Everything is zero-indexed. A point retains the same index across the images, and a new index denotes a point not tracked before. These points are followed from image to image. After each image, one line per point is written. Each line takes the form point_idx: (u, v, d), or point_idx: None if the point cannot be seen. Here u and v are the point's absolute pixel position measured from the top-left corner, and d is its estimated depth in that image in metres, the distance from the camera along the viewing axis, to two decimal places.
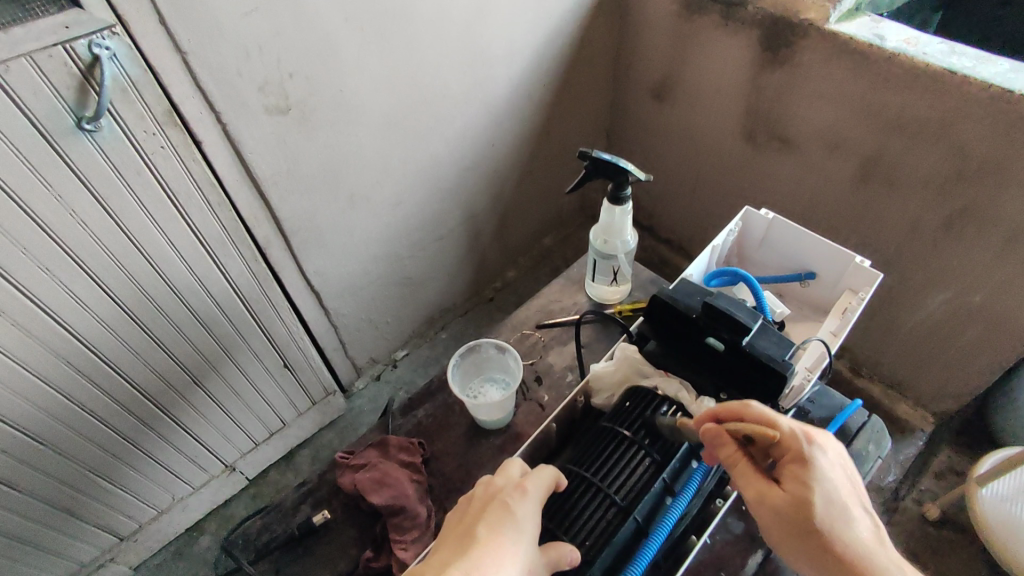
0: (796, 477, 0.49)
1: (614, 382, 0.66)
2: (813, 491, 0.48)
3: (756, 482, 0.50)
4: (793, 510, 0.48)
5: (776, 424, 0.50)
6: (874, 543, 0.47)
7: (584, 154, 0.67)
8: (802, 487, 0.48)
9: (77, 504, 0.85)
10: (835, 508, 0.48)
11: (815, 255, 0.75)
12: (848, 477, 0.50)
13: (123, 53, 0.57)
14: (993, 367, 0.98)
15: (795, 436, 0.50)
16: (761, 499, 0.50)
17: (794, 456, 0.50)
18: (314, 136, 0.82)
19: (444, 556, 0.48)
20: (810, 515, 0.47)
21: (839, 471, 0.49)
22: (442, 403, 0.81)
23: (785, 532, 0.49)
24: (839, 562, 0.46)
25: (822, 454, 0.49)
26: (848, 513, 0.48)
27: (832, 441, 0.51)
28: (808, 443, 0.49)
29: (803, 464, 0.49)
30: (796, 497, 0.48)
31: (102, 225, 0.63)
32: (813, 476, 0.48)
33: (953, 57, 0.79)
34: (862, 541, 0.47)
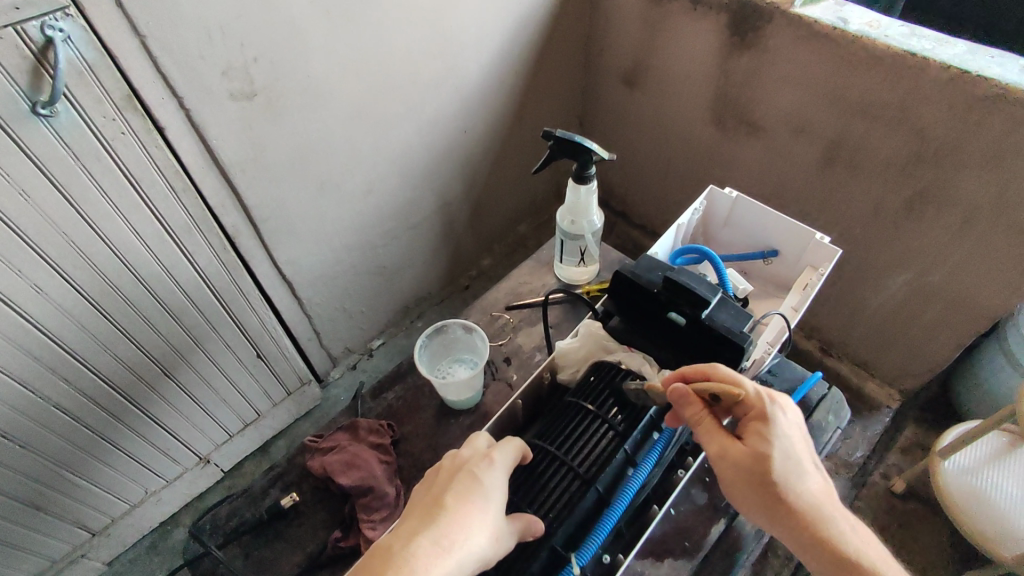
0: (757, 434, 0.53)
1: (579, 358, 0.68)
2: (772, 447, 0.52)
3: (718, 437, 0.54)
4: (753, 463, 0.52)
5: (741, 384, 0.54)
6: (820, 492, 0.53)
7: (547, 133, 0.68)
8: (762, 443, 0.52)
9: (45, 499, 0.84)
10: (790, 461, 0.52)
11: (778, 233, 0.78)
12: (800, 434, 0.54)
13: (77, 36, 0.55)
14: (954, 344, 1.01)
15: (758, 396, 0.54)
16: (722, 453, 0.53)
17: (755, 413, 0.54)
18: (281, 122, 0.81)
19: (412, 526, 0.50)
20: (768, 469, 0.51)
21: (794, 428, 0.54)
22: (411, 385, 0.84)
23: (741, 482, 0.53)
24: (789, 510, 0.51)
25: (782, 413, 0.53)
26: (800, 466, 0.53)
27: (789, 402, 0.56)
28: (770, 402, 0.54)
29: (765, 422, 0.53)
30: (757, 452, 0.52)
31: (62, 215, 0.62)
32: (773, 433, 0.52)
33: (913, 40, 0.81)
34: (810, 491, 0.52)
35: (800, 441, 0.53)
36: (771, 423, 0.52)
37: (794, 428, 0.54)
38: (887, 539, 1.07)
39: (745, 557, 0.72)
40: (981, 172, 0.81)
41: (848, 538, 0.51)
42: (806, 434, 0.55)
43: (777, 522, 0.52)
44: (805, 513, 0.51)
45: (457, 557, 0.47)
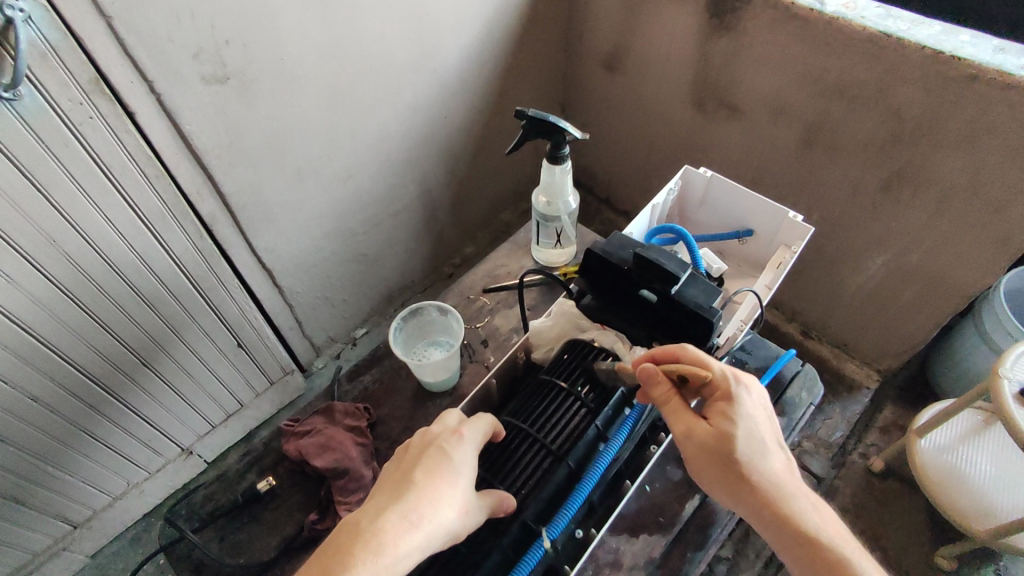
0: (721, 413, 0.55)
1: (551, 337, 0.68)
2: (735, 425, 0.54)
3: (685, 418, 0.55)
4: (716, 441, 0.54)
5: (708, 365, 0.56)
6: (784, 473, 0.54)
7: (519, 113, 0.68)
8: (726, 422, 0.54)
9: (24, 491, 0.83)
10: (753, 440, 0.54)
11: (752, 212, 0.79)
12: (765, 417, 0.56)
13: (40, 17, 0.54)
14: (930, 324, 1.02)
15: (723, 377, 0.56)
16: (689, 432, 0.55)
17: (720, 395, 0.56)
18: (256, 107, 0.80)
19: (380, 501, 0.50)
20: (731, 446, 0.53)
21: (758, 410, 0.56)
22: (388, 368, 0.86)
23: (708, 461, 0.54)
24: (752, 488, 0.52)
25: (746, 394, 0.55)
26: (763, 446, 0.54)
27: (754, 383, 0.58)
28: (734, 383, 0.56)
29: (728, 402, 0.55)
30: (720, 431, 0.54)
31: (31, 202, 0.61)
32: (736, 412, 0.55)
33: (888, 20, 0.81)
34: (772, 469, 0.54)
35: (763, 422, 0.55)
36: (736, 402, 0.55)
37: (758, 410, 0.56)
38: (865, 517, 1.09)
39: (718, 531, 0.73)
40: (956, 152, 0.82)
41: (810, 517, 0.52)
42: (772, 418, 0.57)
43: (742, 502, 0.53)
44: (769, 490, 0.53)
45: (426, 531, 0.47)
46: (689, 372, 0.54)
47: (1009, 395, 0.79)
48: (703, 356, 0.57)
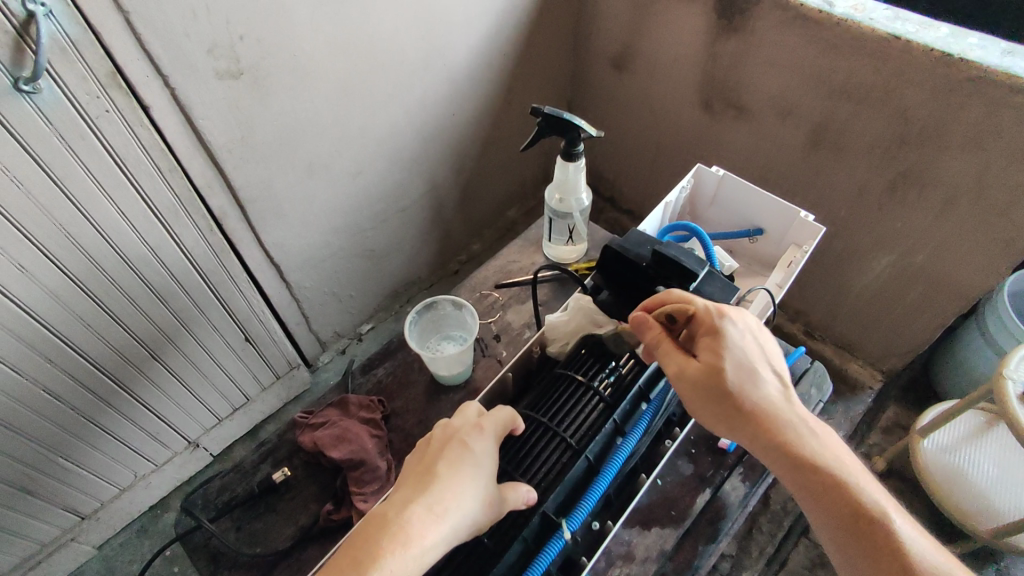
0: (709, 347, 0.56)
1: (566, 332, 0.69)
2: (724, 358, 0.55)
3: (677, 357, 0.56)
4: (707, 376, 0.55)
5: (691, 303, 0.57)
6: (779, 399, 0.55)
7: (536, 111, 0.69)
8: (715, 356, 0.55)
9: (33, 482, 0.83)
10: (744, 370, 0.55)
11: (763, 212, 0.80)
12: (755, 343, 0.57)
13: (60, 11, 0.54)
14: (934, 326, 1.03)
15: (707, 312, 0.57)
16: (681, 370, 0.56)
17: (707, 329, 0.57)
18: (269, 102, 0.80)
19: (405, 493, 0.50)
20: (721, 381, 0.54)
21: (746, 339, 0.56)
22: (401, 362, 0.87)
23: (702, 396, 0.55)
24: (748, 417, 0.54)
25: (732, 324, 0.56)
26: (754, 374, 0.55)
27: (742, 313, 0.58)
28: (718, 316, 0.56)
29: (715, 335, 0.56)
30: (709, 366, 0.55)
31: (47, 195, 0.61)
32: (723, 345, 0.55)
33: (897, 23, 0.82)
34: (766, 397, 0.55)
35: (753, 349, 0.55)
36: (720, 335, 0.55)
37: (747, 338, 0.56)
38: None
39: (729, 525, 0.74)
40: (962, 154, 0.82)
41: (807, 441, 0.53)
42: (765, 343, 0.58)
43: (739, 432, 0.55)
44: (764, 417, 0.54)
45: (450, 523, 0.48)
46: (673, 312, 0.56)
47: (1014, 396, 0.80)
48: (688, 294, 0.58)
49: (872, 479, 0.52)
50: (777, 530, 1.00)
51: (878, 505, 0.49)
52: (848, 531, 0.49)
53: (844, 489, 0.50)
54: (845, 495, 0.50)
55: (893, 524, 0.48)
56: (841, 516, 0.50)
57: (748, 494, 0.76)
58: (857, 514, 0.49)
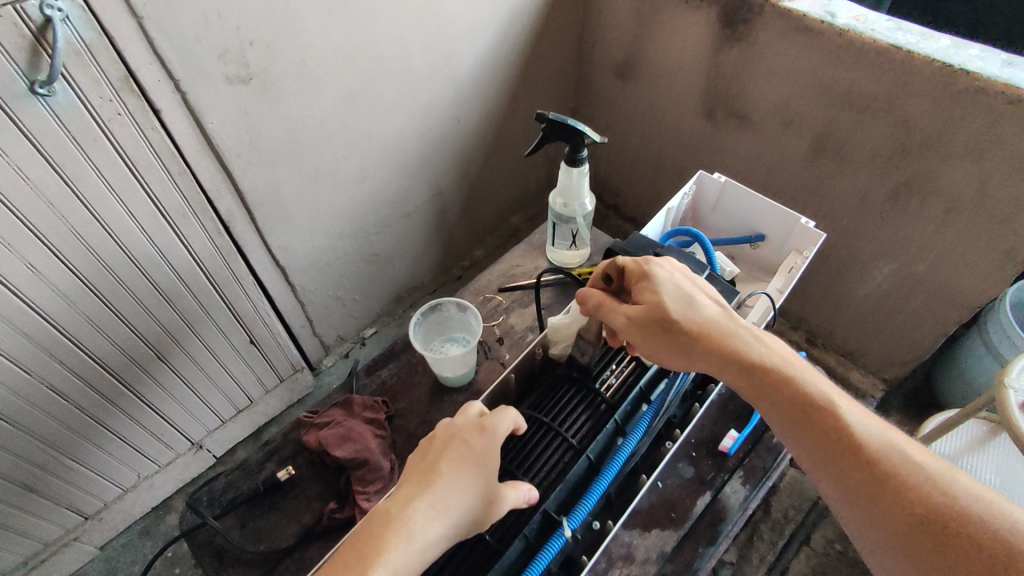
0: (646, 289, 0.58)
1: (569, 335, 0.66)
2: (660, 295, 0.57)
3: (620, 309, 0.58)
4: (650, 313, 0.56)
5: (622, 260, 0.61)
6: (722, 318, 0.56)
7: (541, 116, 0.70)
8: (652, 294, 0.57)
9: (38, 481, 0.84)
10: (682, 300, 0.57)
11: (765, 218, 0.81)
12: (686, 280, 0.60)
13: (76, 16, 0.56)
14: (935, 335, 1.03)
15: (636, 261, 0.60)
16: (627, 319, 0.58)
17: (641, 275, 0.59)
18: (277, 107, 0.81)
19: (407, 490, 0.50)
20: (663, 314, 0.56)
21: (677, 275, 0.59)
22: (405, 363, 0.87)
23: (652, 333, 0.56)
24: (695, 339, 0.55)
25: (659, 265, 0.59)
26: (692, 300, 0.57)
27: (671, 260, 0.61)
28: (645, 261, 0.60)
29: (647, 279, 0.59)
30: (649, 305, 0.57)
31: (60, 195, 0.62)
32: (656, 283, 0.58)
33: (898, 33, 0.83)
34: (709, 317, 0.56)
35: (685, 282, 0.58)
36: (652, 276, 0.58)
37: (678, 275, 0.59)
38: None
39: (729, 527, 0.74)
40: (963, 165, 0.83)
41: (751, 348, 0.53)
42: (696, 280, 0.60)
43: (692, 355, 0.55)
44: (711, 333, 0.55)
45: (452, 520, 0.49)
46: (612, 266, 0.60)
47: (1015, 405, 0.80)
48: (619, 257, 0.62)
49: (815, 373, 0.53)
50: (778, 537, 1.00)
51: (824, 394, 0.50)
52: (802, 425, 0.49)
53: (791, 385, 0.51)
54: (793, 390, 0.50)
55: (840, 409, 0.48)
56: (793, 413, 0.50)
57: (748, 497, 0.76)
58: (803, 406, 0.49)
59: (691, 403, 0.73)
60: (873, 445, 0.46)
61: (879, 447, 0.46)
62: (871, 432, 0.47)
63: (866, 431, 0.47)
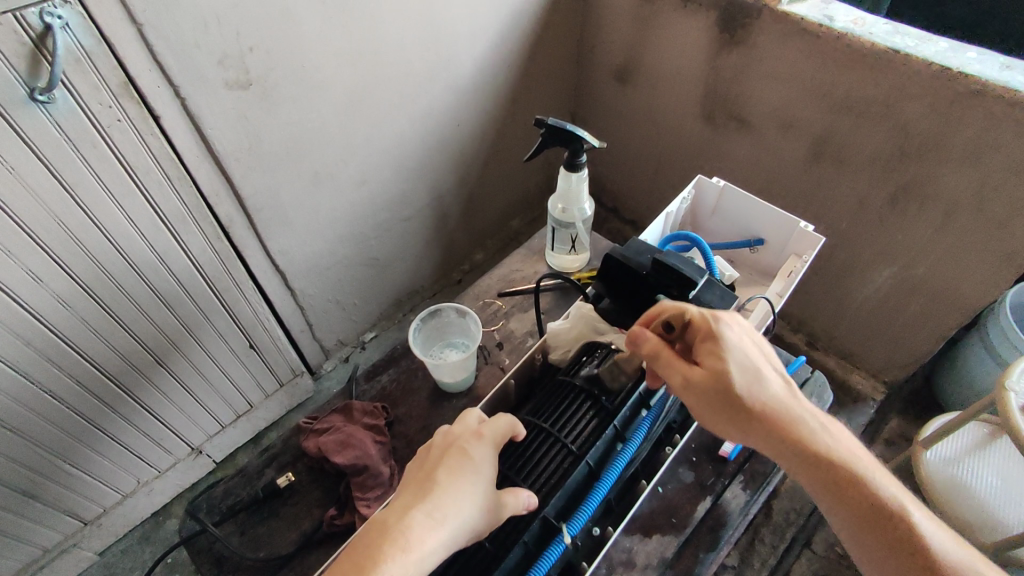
0: (711, 352, 0.55)
1: (568, 339, 0.70)
2: (728, 362, 0.54)
3: (682, 370, 0.55)
4: (715, 381, 0.54)
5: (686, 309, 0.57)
6: (788, 396, 0.54)
7: (539, 122, 0.70)
8: (718, 360, 0.54)
9: (37, 487, 0.84)
10: (749, 373, 0.54)
11: (764, 222, 0.81)
12: (753, 343, 0.57)
13: (76, 23, 0.56)
14: (935, 338, 1.03)
15: (703, 317, 0.56)
16: (686, 381, 0.55)
17: (705, 334, 0.56)
18: (277, 112, 0.82)
19: (405, 500, 0.51)
20: (730, 388, 0.53)
21: (745, 338, 0.56)
22: (404, 368, 0.87)
23: (712, 404, 0.54)
24: (761, 417, 0.52)
25: (729, 326, 0.55)
26: (759, 374, 0.54)
27: (735, 316, 0.58)
28: (713, 320, 0.56)
29: (714, 341, 0.55)
30: (714, 372, 0.54)
31: (58, 201, 0.62)
32: (724, 348, 0.54)
33: (896, 37, 0.83)
34: (776, 396, 0.54)
35: (755, 350, 0.55)
36: (720, 339, 0.55)
37: (745, 338, 0.56)
38: None
39: (730, 533, 0.74)
40: (962, 168, 0.83)
41: (819, 436, 0.52)
42: (761, 344, 0.57)
43: (754, 433, 0.53)
44: (778, 415, 0.53)
45: (450, 528, 0.49)
46: (671, 315, 0.57)
47: (1016, 408, 0.80)
48: (681, 304, 0.59)
49: (880, 466, 0.52)
50: (779, 542, 1.00)
51: (892, 495, 0.49)
52: (869, 525, 0.49)
53: (859, 482, 0.50)
54: (861, 486, 0.50)
55: (914, 518, 0.48)
56: (861, 511, 0.49)
57: (749, 502, 0.76)
58: (871, 506, 0.49)
59: (692, 406, 0.72)
60: (942, 556, 0.47)
61: (947, 559, 0.46)
62: (939, 542, 0.47)
63: (936, 541, 0.47)
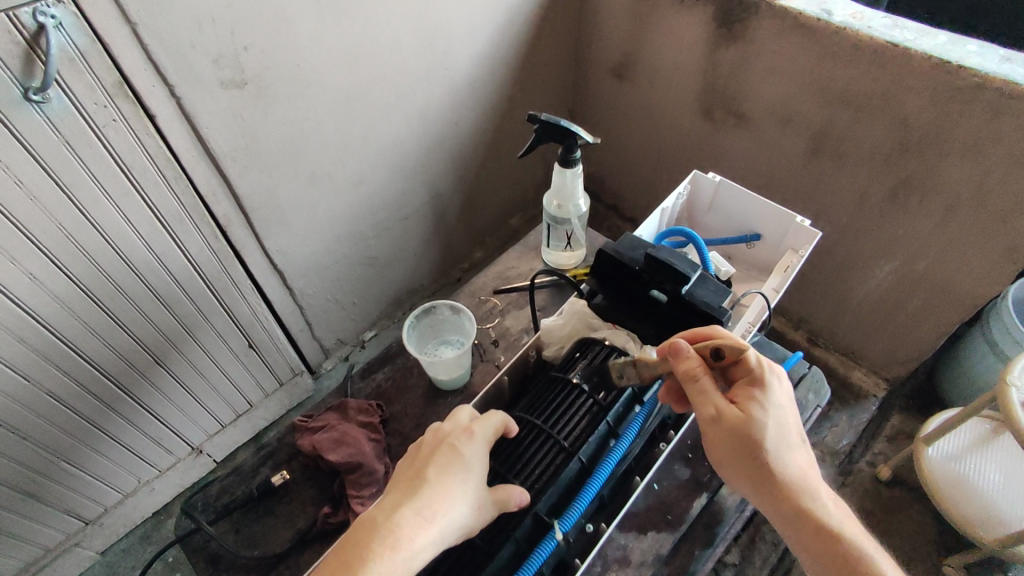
0: (750, 402, 0.55)
1: (562, 335, 0.71)
2: (766, 413, 0.54)
3: (717, 402, 0.55)
4: (746, 425, 0.54)
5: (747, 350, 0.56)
6: (804, 463, 0.55)
7: (533, 117, 0.70)
8: (755, 410, 0.54)
9: (38, 487, 0.84)
10: (780, 432, 0.55)
11: (760, 218, 0.81)
12: (788, 405, 0.57)
13: (69, 23, 0.56)
14: (937, 333, 1.02)
15: (758, 365, 0.56)
16: (718, 414, 0.54)
17: (753, 381, 0.56)
18: (273, 111, 0.81)
19: (394, 499, 0.51)
20: (761, 437, 0.53)
21: (785, 401, 0.56)
22: (400, 366, 0.87)
23: (735, 444, 0.54)
24: (777, 474, 0.53)
25: (777, 383, 0.56)
26: (787, 438, 0.55)
27: (781, 375, 0.58)
28: (767, 372, 0.56)
29: (760, 390, 0.55)
30: (751, 418, 0.54)
31: (55, 202, 0.62)
32: (766, 401, 0.55)
33: (895, 30, 0.82)
34: (794, 461, 0.54)
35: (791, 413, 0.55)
36: (767, 391, 0.55)
37: (784, 399, 0.56)
38: (871, 526, 1.09)
39: (725, 530, 0.74)
40: (962, 162, 0.82)
41: (827, 507, 0.53)
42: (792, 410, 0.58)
43: (764, 486, 0.54)
44: (793, 478, 0.53)
45: (440, 525, 0.49)
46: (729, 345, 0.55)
47: (1017, 403, 0.79)
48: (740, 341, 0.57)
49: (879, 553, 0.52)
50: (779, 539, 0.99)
51: None
52: None
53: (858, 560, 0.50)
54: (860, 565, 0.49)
55: None
56: None
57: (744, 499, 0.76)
58: None
59: None
60: None
61: None
62: None
63: None
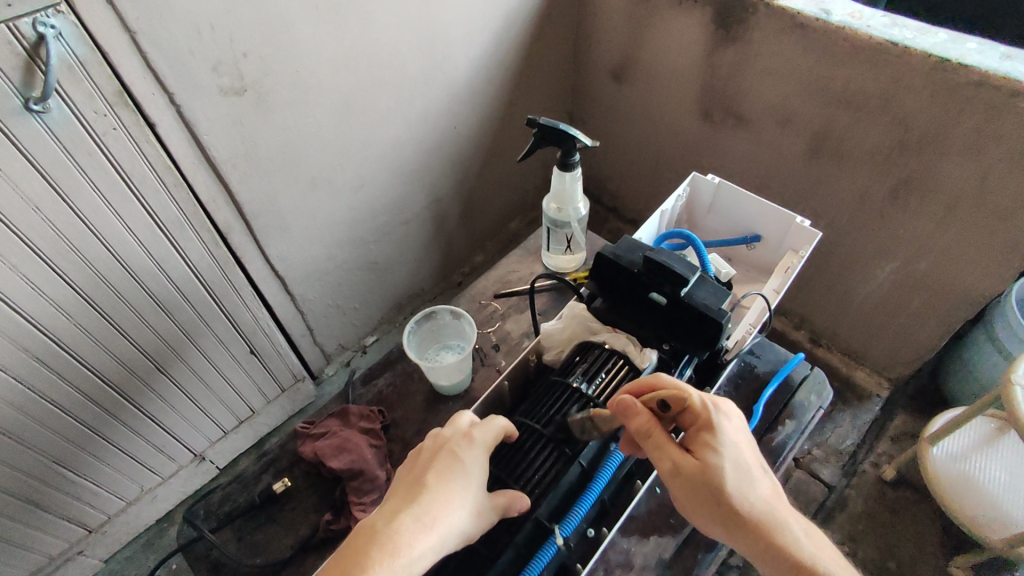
0: (706, 446, 0.54)
1: (562, 339, 0.71)
2: (721, 456, 0.53)
3: (672, 454, 0.54)
4: (704, 474, 0.53)
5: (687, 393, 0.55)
6: (773, 498, 0.54)
7: (531, 121, 0.69)
8: (712, 455, 0.54)
9: (41, 495, 0.84)
10: (739, 471, 0.54)
11: (760, 219, 0.80)
12: (746, 438, 0.56)
13: (69, 33, 0.56)
14: (940, 333, 1.02)
15: (703, 407, 0.55)
16: (675, 467, 0.54)
17: (703, 424, 0.55)
18: (272, 118, 0.82)
19: (393, 506, 0.51)
20: (718, 482, 0.52)
21: (739, 435, 0.56)
22: (401, 372, 0.87)
23: (697, 495, 0.53)
24: (744, 518, 0.52)
25: (726, 420, 0.55)
26: (749, 474, 0.54)
27: (731, 406, 0.58)
28: (713, 410, 0.55)
29: (711, 432, 0.55)
30: (707, 465, 0.53)
31: (56, 211, 0.62)
32: (721, 442, 0.54)
33: (894, 29, 0.82)
34: (761, 497, 0.53)
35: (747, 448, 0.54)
36: (718, 433, 0.54)
37: (740, 434, 0.55)
38: (875, 527, 1.08)
39: None
40: (963, 160, 0.82)
41: (801, 542, 0.51)
42: (752, 441, 0.57)
43: (734, 533, 0.53)
44: (762, 518, 0.52)
45: (440, 532, 0.48)
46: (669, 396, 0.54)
47: (1022, 401, 0.79)
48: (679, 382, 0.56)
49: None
50: None
51: None
52: None
53: None
54: None
55: None
56: None
57: None
58: None
59: None
60: None
61: None
62: None
63: None
